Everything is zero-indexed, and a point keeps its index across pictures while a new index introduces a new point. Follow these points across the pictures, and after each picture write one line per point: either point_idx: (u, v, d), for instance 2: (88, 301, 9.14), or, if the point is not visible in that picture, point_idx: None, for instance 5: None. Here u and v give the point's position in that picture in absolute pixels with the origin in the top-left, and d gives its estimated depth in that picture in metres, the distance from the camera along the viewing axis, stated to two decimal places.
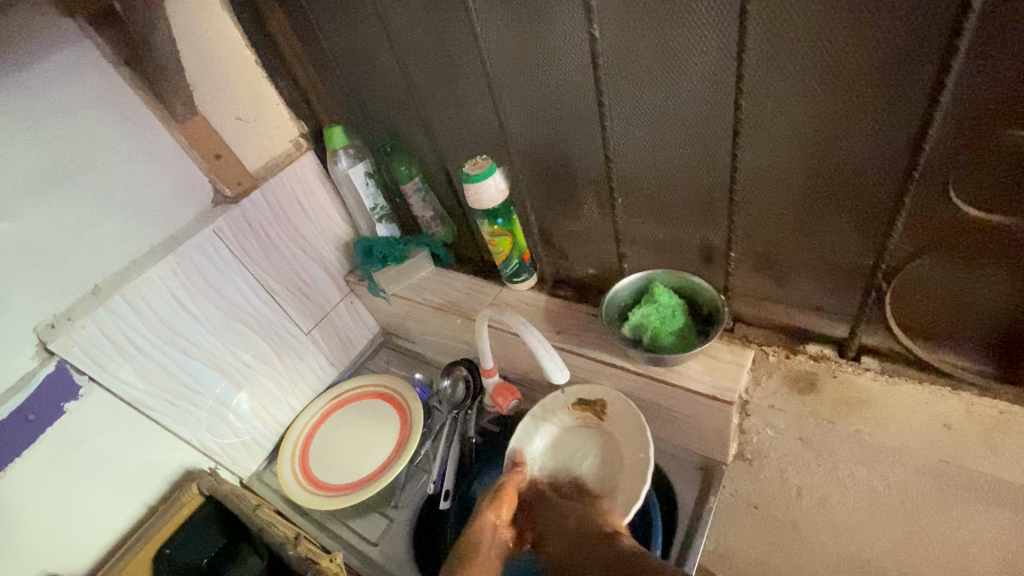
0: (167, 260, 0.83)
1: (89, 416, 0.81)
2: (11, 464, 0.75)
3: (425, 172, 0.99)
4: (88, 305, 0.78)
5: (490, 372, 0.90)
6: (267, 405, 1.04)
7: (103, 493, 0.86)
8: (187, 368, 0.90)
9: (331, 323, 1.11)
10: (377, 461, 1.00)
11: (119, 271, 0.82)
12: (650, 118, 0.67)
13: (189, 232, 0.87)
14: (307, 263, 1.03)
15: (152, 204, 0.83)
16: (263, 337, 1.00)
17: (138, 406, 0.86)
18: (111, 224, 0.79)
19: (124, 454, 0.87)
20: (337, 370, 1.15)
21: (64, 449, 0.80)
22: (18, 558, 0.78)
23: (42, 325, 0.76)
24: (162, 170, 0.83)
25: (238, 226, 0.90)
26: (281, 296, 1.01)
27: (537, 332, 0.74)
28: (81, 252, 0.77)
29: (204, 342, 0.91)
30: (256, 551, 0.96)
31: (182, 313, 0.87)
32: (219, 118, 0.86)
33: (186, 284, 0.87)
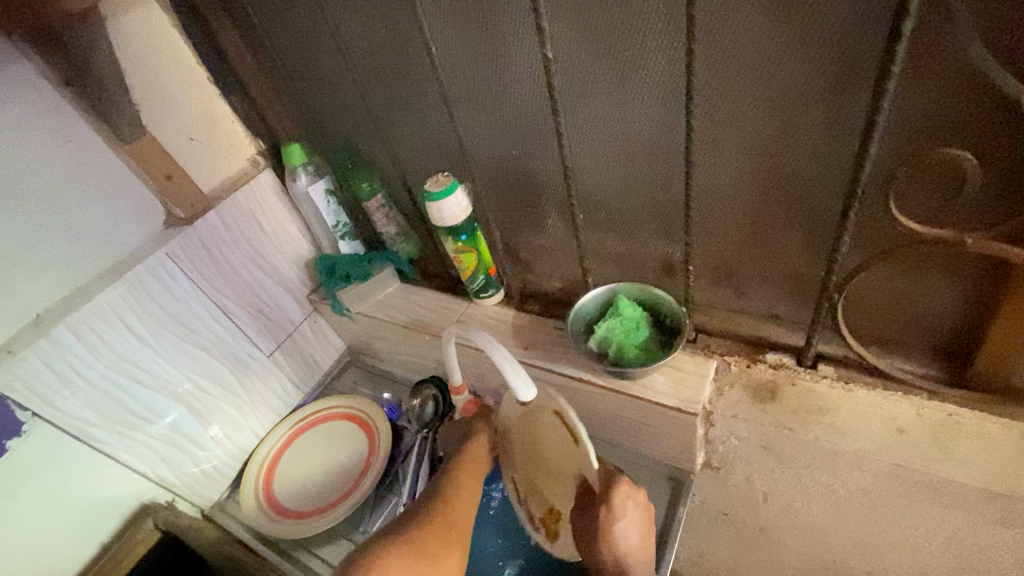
0: (116, 286, 0.80)
1: (32, 454, 0.77)
2: None
3: (389, 188, 0.98)
4: (29, 336, 0.74)
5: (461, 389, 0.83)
6: (228, 432, 1.00)
7: (50, 535, 0.81)
8: (139, 398, 0.86)
9: (295, 344, 1.08)
10: (346, 485, 0.97)
11: (62, 300, 0.78)
12: (608, 137, 0.68)
13: (139, 256, 0.83)
14: (267, 283, 1.00)
15: (98, 228, 0.79)
16: (222, 363, 0.96)
17: (86, 440, 0.82)
18: (52, 252, 0.75)
19: (72, 492, 0.82)
20: (302, 392, 1.12)
21: (5, 490, 0.75)
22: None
23: None
24: (110, 193, 0.79)
25: (192, 248, 0.87)
26: (240, 319, 0.98)
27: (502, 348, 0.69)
28: (20, 282, 0.73)
29: (157, 370, 0.88)
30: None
31: (133, 341, 0.84)
32: (170, 137, 0.84)
33: (137, 311, 0.83)
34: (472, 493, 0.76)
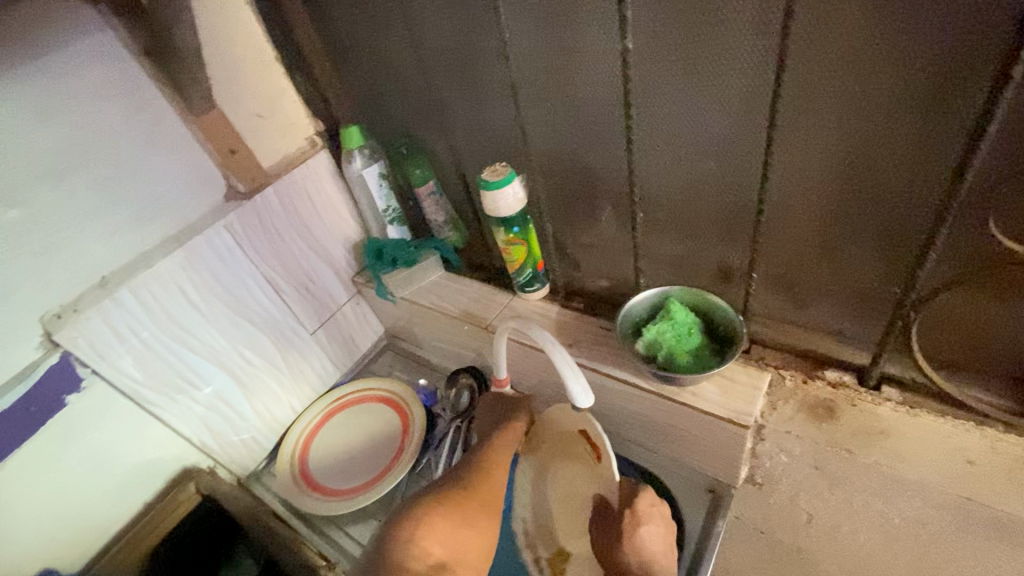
0: (177, 254, 0.82)
1: (88, 411, 0.80)
2: (10, 454, 0.74)
3: (440, 176, 0.98)
4: (94, 297, 0.77)
5: (502, 382, 0.82)
6: (269, 404, 1.02)
7: (100, 488, 0.85)
8: (191, 363, 0.89)
9: (338, 323, 1.10)
10: (378, 466, 0.98)
11: (127, 263, 0.80)
12: (678, 135, 0.66)
13: (199, 227, 0.85)
14: (316, 263, 1.02)
15: (164, 197, 0.82)
16: (269, 336, 0.99)
17: (139, 400, 0.85)
18: (120, 217, 0.78)
19: (122, 449, 0.85)
20: (340, 371, 1.14)
21: (62, 441, 0.78)
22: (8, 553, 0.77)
23: (47, 315, 0.74)
24: (178, 163, 0.82)
25: (249, 222, 0.89)
26: (288, 295, 0.99)
27: (565, 353, 0.71)
28: (91, 244, 0.76)
29: (208, 338, 0.90)
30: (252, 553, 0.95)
31: (189, 309, 0.86)
32: (238, 112, 0.86)
33: (194, 279, 0.85)
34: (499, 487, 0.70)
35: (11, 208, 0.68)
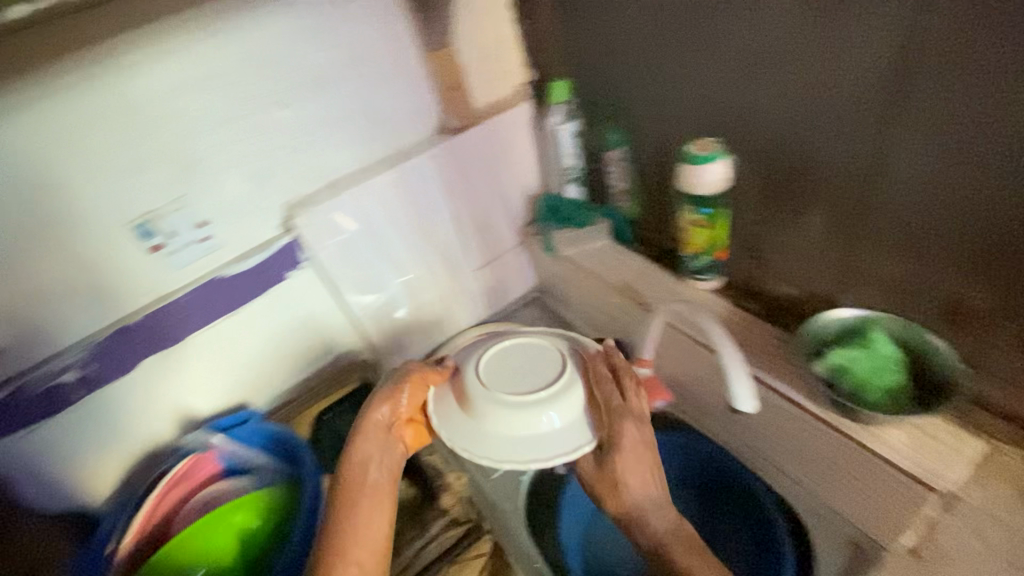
0: (390, 172, 0.93)
1: (299, 286, 0.94)
2: (242, 306, 0.90)
3: (634, 144, 0.96)
4: (324, 196, 0.90)
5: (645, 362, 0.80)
6: (431, 324, 1.11)
7: (293, 353, 1.00)
8: (381, 270, 0.99)
9: (500, 267, 1.16)
10: None
11: (353, 172, 0.92)
12: (947, 134, 0.56)
13: (412, 151, 0.95)
14: (495, 207, 1.08)
15: (391, 120, 0.92)
16: (443, 263, 1.08)
17: (336, 290, 0.97)
18: (355, 131, 0.89)
19: (314, 326, 1.00)
20: (490, 312, 1.21)
21: (278, 305, 0.94)
22: (224, 383, 0.95)
23: (291, 203, 0.88)
24: (407, 91, 0.91)
25: (451, 156, 0.98)
26: (466, 230, 1.07)
27: (738, 356, 0.69)
28: (331, 149, 0.88)
29: (397, 252, 1.00)
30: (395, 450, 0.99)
31: (388, 223, 0.96)
32: (465, 53, 0.93)
33: (398, 198, 0.96)
34: (371, 530, 0.63)
35: (285, 108, 0.81)
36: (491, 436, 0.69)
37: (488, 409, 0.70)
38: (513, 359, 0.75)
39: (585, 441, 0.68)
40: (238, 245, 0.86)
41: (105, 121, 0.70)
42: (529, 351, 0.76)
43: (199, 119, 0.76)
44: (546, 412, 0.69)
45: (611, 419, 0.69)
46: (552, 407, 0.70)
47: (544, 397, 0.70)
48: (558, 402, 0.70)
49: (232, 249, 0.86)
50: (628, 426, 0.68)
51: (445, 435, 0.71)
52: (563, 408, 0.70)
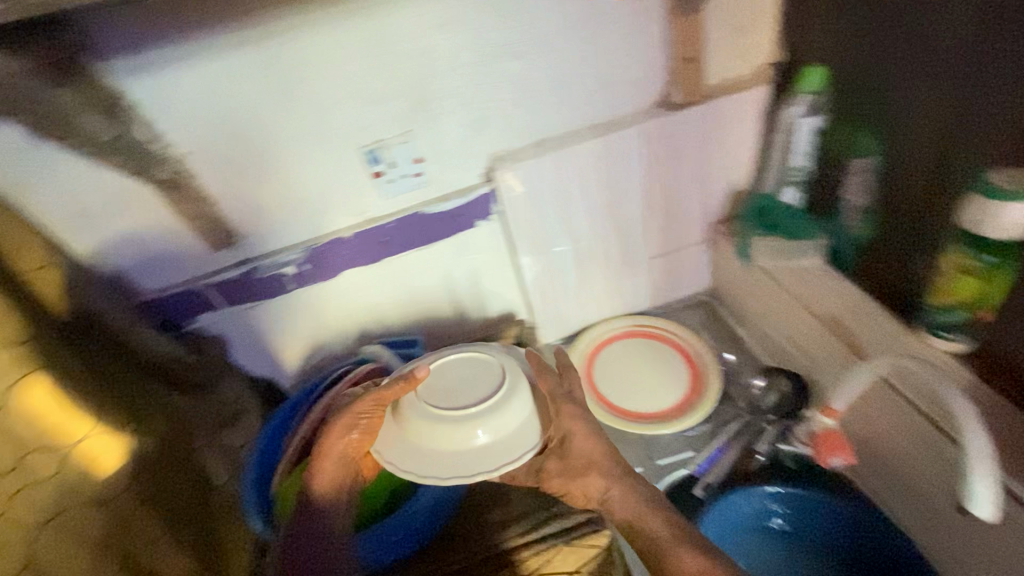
0: (599, 140, 0.89)
1: (485, 236, 0.96)
2: (432, 244, 0.95)
3: (893, 156, 0.79)
4: (530, 153, 0.89)
5: (834, 413, 0.78)
6: (591, 301, 1.09)
7: (460, 298, 1.03)
8: (561, 238, 0.98)
9: (677, 259, 1.09)
10: (656, 407, 0.98)
11: (562, 135, 0.90)
12: None
13: (625, 122, 0.90)
14: (693, 196, 1.00)
15: (613, 86, 0.87)
16: (621, 244, 1.03)
17: (513, 247, 0.98)
18: (576, 93, 0.86)
19: (485, 277, 1.02)
20: (653, 303, 1.14)
21: (460, 250, 0.97)
22: (398, 309, 1.01)
23: (496, 155, 0.89)
24: (638, 57, 0.84)
25: (664, 134, 0.91)
26: (656, 215, 1.01)
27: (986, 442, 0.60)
28: (548, 108, 0.86)
29: (581, 224, 0.98)
30: None
31: (581, 191, 0.93)
32: (713, 23, 0.83)
33: (599, 169, 0.92)
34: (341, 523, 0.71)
35: (517, 60, 0.80)
36: (443, 455, 0.69)
37: (421, 426, 0.70)
38: (451, 372, 0.76)
39: (539, 439, 0.69)
40: (443, 186, 0.90)
41: (364, 48, 0.74)
42: (469, 367, 0.76)
43: (438, 62, 0.77)
44: (478, 430, 0.69)
45: (557, 421, 0.71)
46: (482, 421, 0.69)
47: (474, 414, 0.70)
48: (494, 416, 0.70)
49: (436, 189, 0.90)
50: (571, 418, 0.71)
51: (383, 455, 0.70)
52: (490, 423, 0.69)
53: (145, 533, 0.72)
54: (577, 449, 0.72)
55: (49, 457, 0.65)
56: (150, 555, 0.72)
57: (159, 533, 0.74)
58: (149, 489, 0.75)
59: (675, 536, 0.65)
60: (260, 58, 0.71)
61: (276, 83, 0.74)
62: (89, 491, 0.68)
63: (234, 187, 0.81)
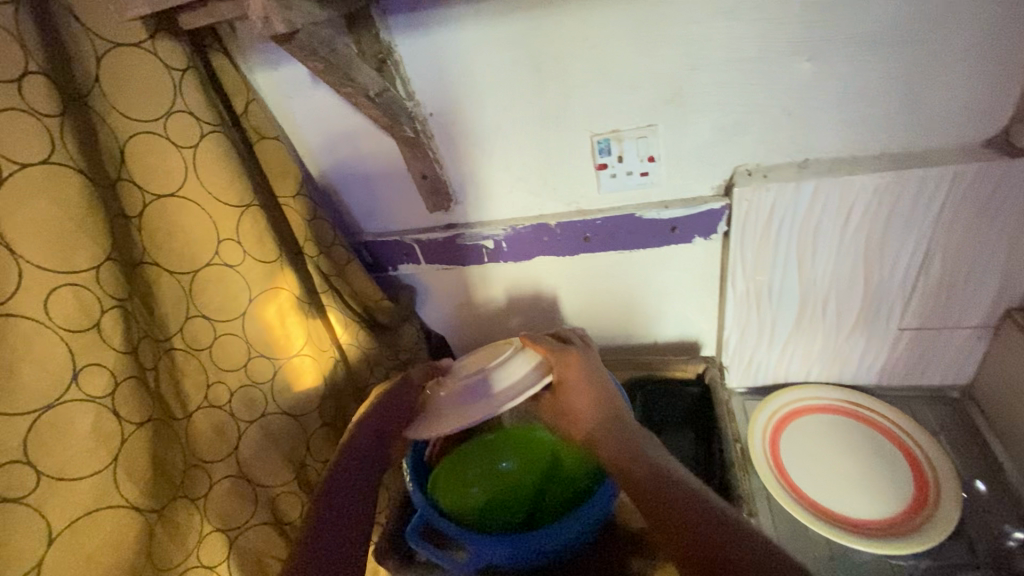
0: (885, 174, 0.70)
1: (695, 255, 0.85)
2: (635, 250, 0.86)
3: None
4: (787, 173, 0.74)
5: None
6: (797, 357, 0.92)
7: (647, 312, 0.95)
8: (788, 279, 0.82)
9: (935, 339, 0.85)
10: (856, 509, 0.78)
11: (834, 160, 0.73)
12: None
13: (929, 159, 0.70)
14: (994, 269, 0.76)
15: (929, 110, 0.67)
16: (863, 303, 0.83)
17: (726, 274, 0.85)
18: (872, 112, 0.68)
19: (681, 297, 0.91)
20: (878, 380, 0.93)
21: (663, 263, 0.87)
22: (580, 305, 0.96)
23: (743, 168, 0.75)
24: (980, 79, 0.63)
25: (983, 184, 0.68)
26: (927, 280, 0.79)
27: None
28: (826, 126, 0.70)
29: (820, 268, 0.80)
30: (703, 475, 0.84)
31: (835, 231, 0.76)
32: None
33: (871, 210, 0.73)
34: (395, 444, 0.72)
35: (807, 62, 0.65)
36: (456, 406, 0.69)
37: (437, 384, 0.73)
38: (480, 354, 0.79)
39: (541, 376, 0.68)
40: (667, 192, 0.80)
41: (632, 29, 0.66)
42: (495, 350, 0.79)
43: (708, 54, 0.66)
44: (483, 375, 0.70)
45: (560, 370, 0.68)
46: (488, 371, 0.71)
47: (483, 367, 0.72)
48: (500, 363, 0.71)
49: (660, 193, 0.80)
50: (571, 370, 0.68)
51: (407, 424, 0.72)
52: (496, 369, 0.70)
53: (318, 453, 0.80)
54: (578, 397, 0.66)
55: (268, 364, 0.74)
56: (319, 472, 0.80)
57: (328, 455, 0.81)
58: (331, 412, 0.83)
59: (641, 487, 0.53)
60: (523, 28, 0.68)
61: (529, 56, 0.70)
62: (288, 402, 0.76)
63: (462, 153, 0.81)
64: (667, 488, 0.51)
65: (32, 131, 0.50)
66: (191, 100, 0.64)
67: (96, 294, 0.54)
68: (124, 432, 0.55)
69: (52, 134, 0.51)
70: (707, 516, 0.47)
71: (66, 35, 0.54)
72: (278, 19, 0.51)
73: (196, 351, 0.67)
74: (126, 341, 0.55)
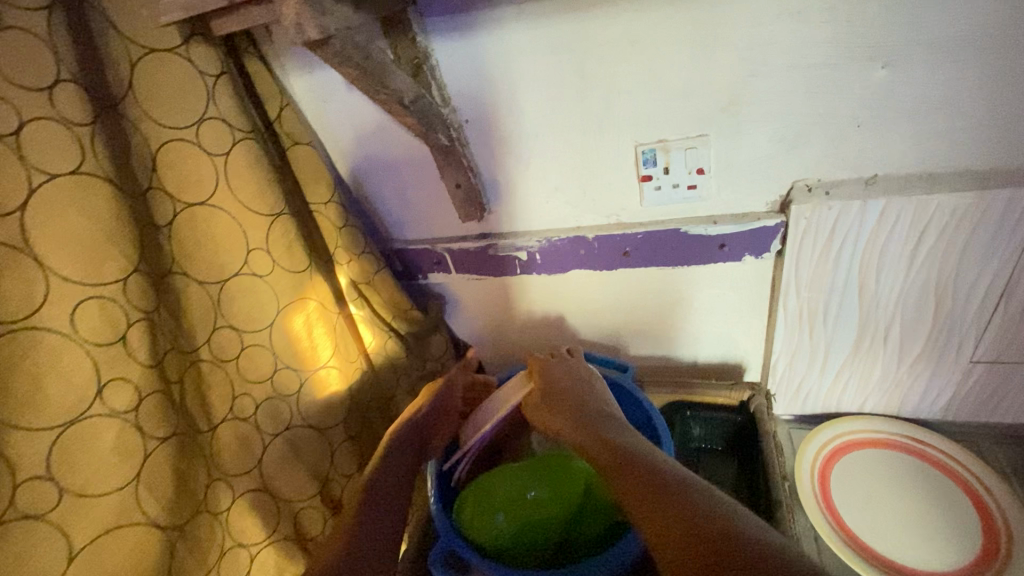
0: (966, 194, 0.63)
1: (744, 274, 0.79)
2: (678, 267, 0.81)
3: None
4: (852, 190, 0.67)
5: None
6: (851, 386, 0.85)
7: (687, 331, 0.89)
8: (845, 303, 0.76)
9: (1012, 374, 0.77)
10: (915, 558, 0.71)
11: (907, 177, 0.66)
12: None
13: (1018, 178, 0.62)
14: None
15: (1021, 123, 0.59)
16: (930, 333, 0.76)
17: (777, 296, 0.79)
18: (954, 123, 0.61)
19: (726, 318, 0.86)
20: (942, 414, 0.85)
21: (708, 281, 0.82)
22: (616, 322, 0.92)
23: (802, 183, 0.69)
24: None
25: None
26: (1006, 310, 0.71)
27: None
28: (899, 138, 0.63)
29: (883, 293, 0.73)
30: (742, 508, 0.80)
31: (903, 254, 0.69)
32: None
33: (946, 231, 0.66)
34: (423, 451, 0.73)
35: (881, 68, 0.59)
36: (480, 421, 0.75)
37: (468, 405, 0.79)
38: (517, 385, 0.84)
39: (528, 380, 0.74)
40: (716, 206, 0.74)
41: (685, 33, 0.61)
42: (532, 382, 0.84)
43: (767, 59, 0.61)
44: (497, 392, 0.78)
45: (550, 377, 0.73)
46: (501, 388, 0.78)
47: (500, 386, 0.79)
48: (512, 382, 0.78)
49: (708, 208, 0.75)
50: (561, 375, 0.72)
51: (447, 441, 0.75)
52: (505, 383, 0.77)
53: (342, 466, 0.78)
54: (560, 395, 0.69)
55: (294, 377, 0.72)
56: (342, 487, 0.78)
57: (352, 469, 0.80)
58: (356, 425, 0.81)
59: (615, 467, 0.52)
60: (566, 31, 0.64)
61: (572, 61, 0.66)
62: (313, 415, 0.75)
63: (497, 162, 0.78)
64: (642, 467, 0.50)
65: (64, 140, 0.50)
66: (223, 106, 0.62)
67: (123, 307, 0.54)
68: (147, 447, 0.56)
69: (80, 142, 0.51)
70: (676, 488, 0.46)
71: (100, 41, 0.53)
72: (312, 24, 0.49)
73: (222, 362, 0.66)
74: (150, 354, 0.56)
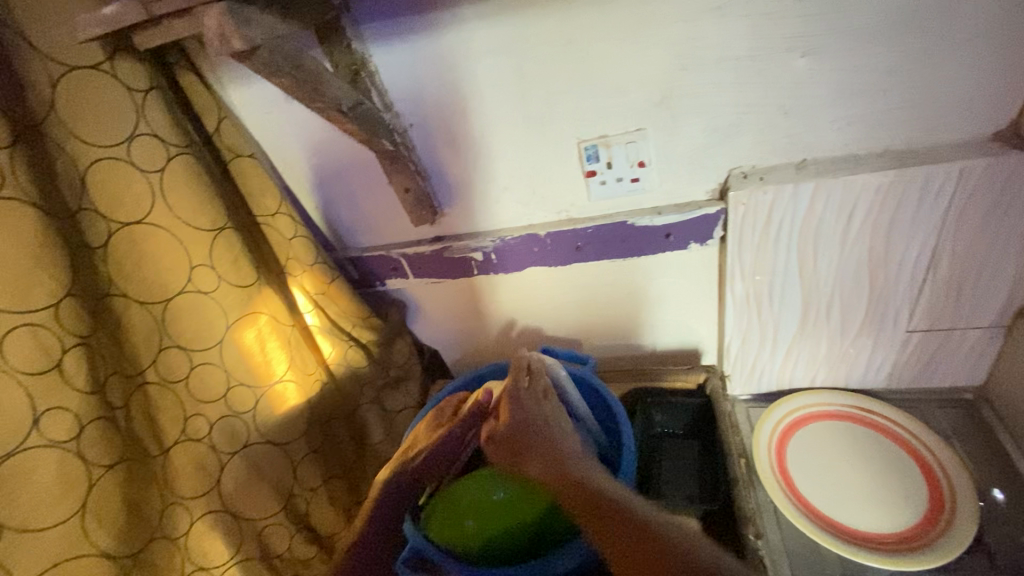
0: (888, 172, 0.66)
1: (693, 261, 0.82)
2: (630, 257, 0.83)
3: None
4: (785, 174, 0.70)
5: None
6: (801, 362, 0.88)
7: (645, 320, 0.91)
8: (788, 283, 0.79)
9: (946, 340, 0.81)
10: (865, 521, 0.75)
11: (835, 159, 0.69)
12: None
13: (933, 155, 0.66)
14: (1005, 268, 0.72)
15: (933, 103, 0.63)
16: (869, 306, 0.79)
17: (724, 279, 0.82)
18: (872, 105, 0.64)
19: (679, 304, 0.88)
20: (887, 383, 0.89)
21: (659, 270, 0.84)
22: (575, 316, 0.93)
23: (737, 171, 0.72)
24: (987, 68, 0.59)
25: (993, 180, 0.65)
26: (935, 280, 0.75)
27: None
28: (825, 122, 0.66)
29: (821, 272, 0.77)
30: (702, 490, 0.82)
31: (837, 233, 0.73)
32: None
33: (874, 209, 0.70)
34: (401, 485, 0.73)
35: (803, 57, 0.62)
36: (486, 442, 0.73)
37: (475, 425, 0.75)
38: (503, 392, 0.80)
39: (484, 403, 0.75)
40: (661, 197, 0.76)
41: (617, 29, 0.63)
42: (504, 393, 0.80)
43: (697, 51, 0.63)
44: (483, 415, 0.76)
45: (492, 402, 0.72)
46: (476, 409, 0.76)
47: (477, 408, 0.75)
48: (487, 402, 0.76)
49: (652, 199, 0.77)
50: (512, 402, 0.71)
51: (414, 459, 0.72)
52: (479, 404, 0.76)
53: (306, 480, 0.78)
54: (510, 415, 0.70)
55: (249, 393, 0.71)
56: (308, 501, 0.78)
57: (317, 483, 0.79)
58: (319, 438, 0.80)
59: (584, 511, 0.54)
60: (501, 32, 0.65)
61: (510, 62, 0.67)
62: (272, 429, 0.74)
63: (445, 164, 0.78)
64: (610, 507, 0.53)
65: None
66: (155, 121, 0.61)
67: (56, 333, 0.53)
68: (91, 477, 0.55)
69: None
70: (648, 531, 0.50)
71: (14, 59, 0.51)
72: (236, 36, 0.48)
73: (170, 383, 0.64)
74: (90, 380, 0.55)
